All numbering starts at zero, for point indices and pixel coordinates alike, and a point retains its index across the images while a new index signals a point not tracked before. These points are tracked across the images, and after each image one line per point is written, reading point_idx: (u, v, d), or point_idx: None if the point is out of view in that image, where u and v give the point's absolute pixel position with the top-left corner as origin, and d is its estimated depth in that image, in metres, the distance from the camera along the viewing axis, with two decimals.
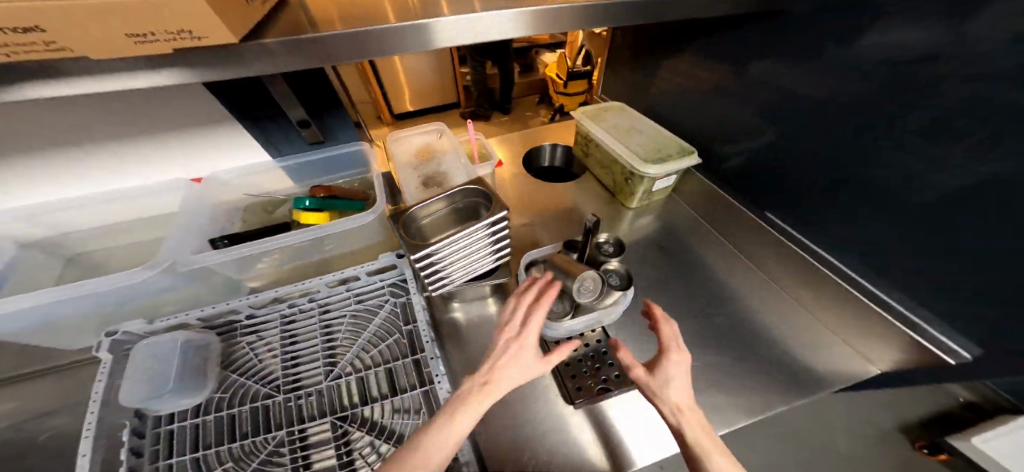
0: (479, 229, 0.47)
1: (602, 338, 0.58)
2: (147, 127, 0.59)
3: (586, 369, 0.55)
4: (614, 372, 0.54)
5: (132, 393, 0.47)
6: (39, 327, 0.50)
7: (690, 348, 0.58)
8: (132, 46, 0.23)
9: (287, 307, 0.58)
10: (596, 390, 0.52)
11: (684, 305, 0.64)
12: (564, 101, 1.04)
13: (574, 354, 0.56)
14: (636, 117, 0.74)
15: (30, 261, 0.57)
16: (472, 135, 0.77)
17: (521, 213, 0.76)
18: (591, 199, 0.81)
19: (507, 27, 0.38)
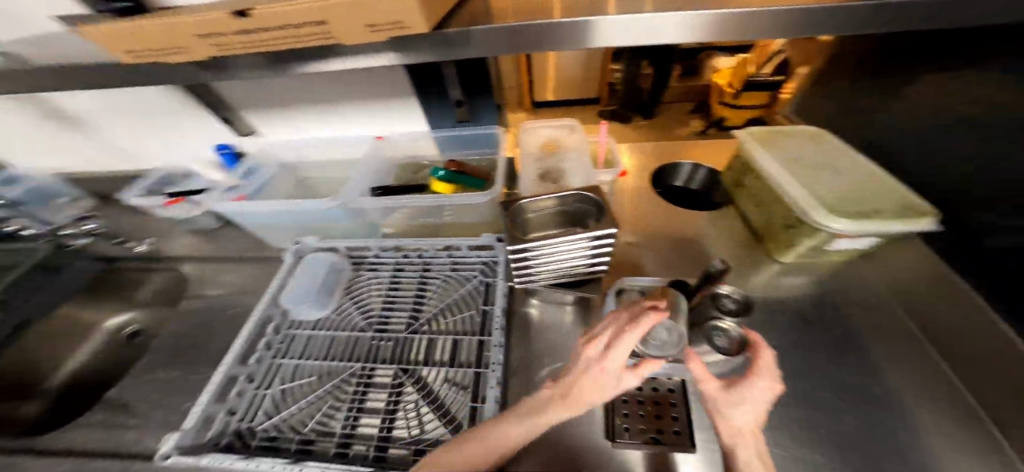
0: (580, 238, 0.43)
1: (676, 389, 0.49)
2: (358, 91, 0.69)
3: (644, 413, 0.47)
4: (676, 427, 0.45)
5: (292, 293, 0.63)
6: (266, 223, 0.71)
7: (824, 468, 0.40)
8: (370, 35, 0.30)
9: (401, 258, 0.68)
10: (648, 436, 0.45)
11: (822, 404, 0.45)
12: (727, 115, 0.88)
13: (635, 390, 0.49)
14: (830, 149, 0.55)
15: (274, 181, 0.75)
16: (602, 137, 0.71)
17: (630, 230, 0.68)
18: (723, 234, 0.66)
19: (682, 31, 0.32)
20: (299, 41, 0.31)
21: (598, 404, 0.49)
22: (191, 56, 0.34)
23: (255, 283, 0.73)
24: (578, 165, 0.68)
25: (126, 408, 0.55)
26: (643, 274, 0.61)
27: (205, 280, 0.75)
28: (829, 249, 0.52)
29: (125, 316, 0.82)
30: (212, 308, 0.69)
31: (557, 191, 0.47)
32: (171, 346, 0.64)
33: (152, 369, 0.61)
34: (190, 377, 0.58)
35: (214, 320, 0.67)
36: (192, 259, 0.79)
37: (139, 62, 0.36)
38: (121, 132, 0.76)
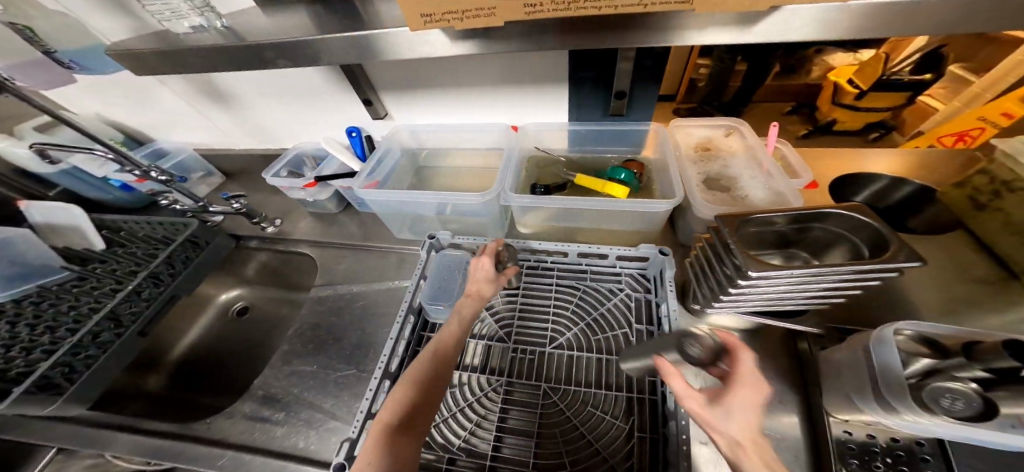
0: (852, 277, 0.34)
1: (923, 442, 0.38)
2: (502, 79, 0.64)
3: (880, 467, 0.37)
4: None
5: (427, 292, 0.59)
6: (394, 210, 0.68)
7: None
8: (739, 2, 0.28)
9: (532, 261, 0.64)
10: None
11: None
12: None
13: (857, 439, 0.39)
14: None
15: (399, 168, 0.73)
16: (776, 142, 0.60)
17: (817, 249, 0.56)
18: (935, 260, 0.53)
19: (833, 23, 0.30)
20: (641, 6, 0.29)
21: (804, 454, 0.40)
22: (493, 21, 0.32)
23: (376, 273, 0.72)
24: (754, 172, 0.58)
25: (275, 399, 0.57)
26: (855, 310, 0.49)
27: (325, 265, 0.75)
28: None
29: (234, 293, 0.90)
30: (341, 298, 0.69)
31: (795, 209, 0.39)
32: (307, 331, 0.66)
33: (290, 359, 0.62)
34: (331, 372, 0.59)
35: (345, 311, 0.67)
36: (309, 242, 0.79)
37: (428, 27, 0.34)
38: (262, 111, 0.78)
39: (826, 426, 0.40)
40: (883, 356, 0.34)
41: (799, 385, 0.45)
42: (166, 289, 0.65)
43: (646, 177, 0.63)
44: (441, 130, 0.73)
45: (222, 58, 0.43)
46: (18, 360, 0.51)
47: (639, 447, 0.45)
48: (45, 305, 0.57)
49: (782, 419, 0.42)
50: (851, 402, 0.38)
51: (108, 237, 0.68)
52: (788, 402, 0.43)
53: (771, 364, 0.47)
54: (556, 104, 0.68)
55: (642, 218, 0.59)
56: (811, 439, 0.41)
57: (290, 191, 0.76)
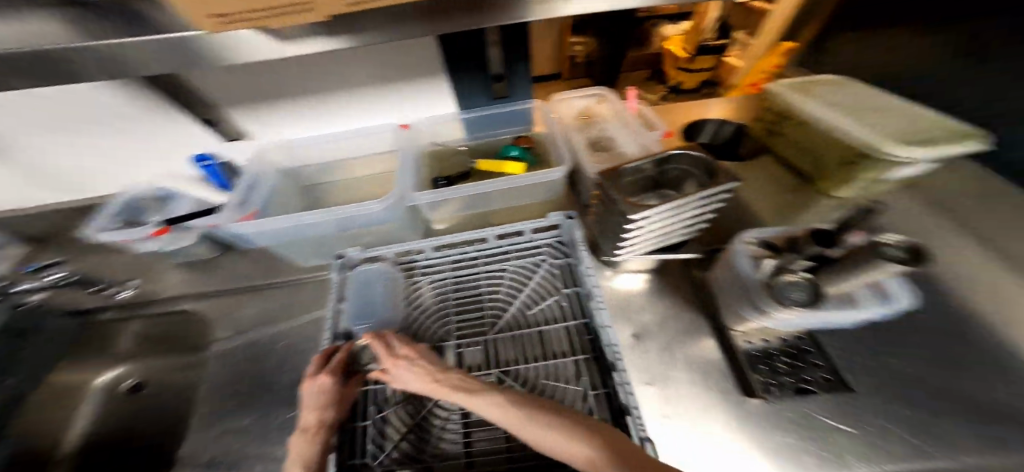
0: (698, 201, 0.42)
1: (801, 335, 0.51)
2: (374, 78, 0.61)
3: (781, 367, 0.48)
4: (821, 375, 0.47)
5: (350, 315, 0.58)
6: (287, 241, 0.61)
7: (883, 354, 0.50)
8: None
9: (456, 256, 0.63)
10: (795, 389, 0.46)
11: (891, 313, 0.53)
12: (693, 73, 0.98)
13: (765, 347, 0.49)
14: (852, 93, 0.63)
15: (279, 192, 0.62)
16: (636, 102, 0.70)
17: None
18: (763, 184, 0.68)
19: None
20: None
21: (726, 366, 0.50)
22: (311, 15, 0.28)
23: (293, 307, 0.64)
24: (626, 130, 0.66)
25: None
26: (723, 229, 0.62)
27: (224, 315, 0.64)
28: (882, 179, 0.58)
29: (115, 371, 0.70)
30: (256, 345, 0.60)
31: (654, 154, 0.46)
32: (224, 388, 0.56)
33: (215, 422, 0.53)
34: (267, 422, 0.52)
35: (265, 357, 0.59)
36: (196, 295, 0.66)
37: (226, 26, 0.28)
38: (67, 149, 0.61)
39: (735, 340, 0.50)
40: (741, 269, 0.44)
41: (704, 311, 0.55)
42: None
43: (541, 151, 0.66)
44: (322, 140, 0.65)
45: None
46: None
47: (596, 403, 0.48)
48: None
49: (702, 343, 0.52)
50: (737, 311, 0.47)
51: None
52: (701, 324, 0.54)
53: (678, 292, 0.58)
54: (439, 96, 0.67)
55: (544, 189, 0.63)
56: (727, 353, 0.50)
57: (136, 245, 0.61)
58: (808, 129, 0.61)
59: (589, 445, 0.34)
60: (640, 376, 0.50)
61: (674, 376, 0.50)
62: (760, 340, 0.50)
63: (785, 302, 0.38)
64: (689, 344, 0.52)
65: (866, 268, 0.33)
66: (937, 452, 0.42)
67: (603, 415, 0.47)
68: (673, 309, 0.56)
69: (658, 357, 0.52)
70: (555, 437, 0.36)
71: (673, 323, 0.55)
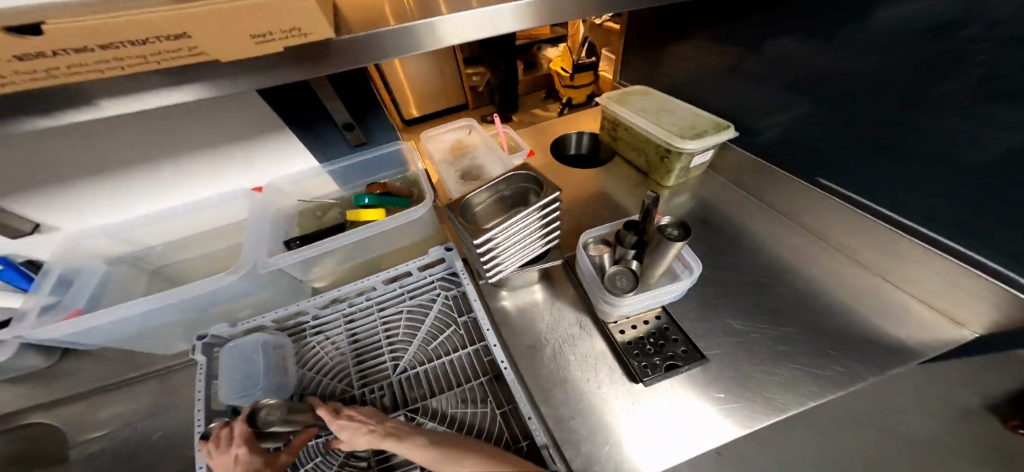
0: (531, 212, 0.47)
1: (660, 315, 0.59)
2: (205, 140, 0.57)
3: (649, 347, 0.55)
4: (681, 348, 0.54)
5: (230, 389, 0.53)
6: (132, 335, 0.54)
7: (720, 311, 0.59)
8: (254, 47, 0.25)
9: (347, 307, 0.62)
10: (664, 367, 0.52)
11: (724, 277, 0.64)
12: None
13: (635, 333, 0.56)
14: (659, 99, 0.76)
15: (116, 281, 0.56)
16: (500, 128, 0.77)
17: (572, 207, 0.74)
18: (622, 186, 0.78)
19: (504, 21, 0.36)
20: (131, 67, 0.22)
21: (609, 358, 0.54)
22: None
23: (165, 401, 0.59)
24: (493, 158, 0.71)
25: None
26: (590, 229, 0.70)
27: (79, 423, 0.57)
28: (693, 167, 0.72)
29: None
30: (122, 448, 0.55)
31: (490, 182, 0.51)
32: None
33: None
34: None
35: (133, 459, 0.54)
36: (40, 414, 0.58)
37: None
38: None
39: (613, 332, 0.56)
40: (584, 267, 0.50)
41: (586, 309, 0.60)
42: None
43: (417, 189, 0.68)
44: (166, 216, 0.61)
45: None
46: None
47: (507, 421, 0.51)
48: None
49: (587, 343, 0.56)
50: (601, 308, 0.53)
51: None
52: (586, 323, 0.59)
53: (563, 296, 0.62)
54: (293, 148, 0.65)
55: (417, 227, 0.64)
56: (608, 346, 0.56)
57: None
58: (635, 134, 0.73)
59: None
60: (539, 383, 0.52)
61: (569, 379, 0.53)
62: (632, 328, 0.57)
63: (620, 291, 0.46)
64: (575, 345, 0.56)
65: (659, 245, 0.43)
66: (763, 388, 0.50)
67: (516, 432, 0.50)
68: (561, 311, 0.61)
69: (553, 360, 0.55)
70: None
71: (562, 327, 0.58)
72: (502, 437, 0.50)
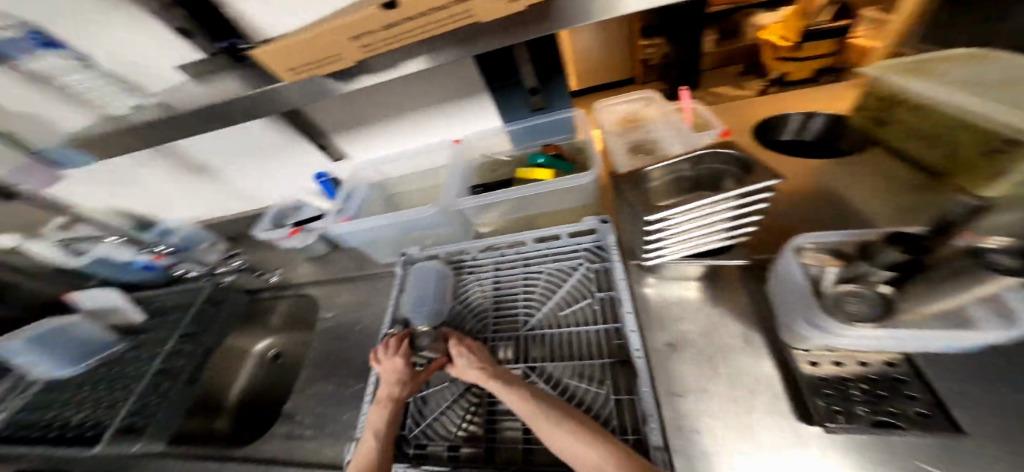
0: (725, 200, 0.37)
1: (894, 364, 0.41)
2: (427, 100, 0.70)
3: (857, 395, 0.39)
4: (917, 410, 0.37)
5: (408, 305, 0.65)
6: (366, 240, 0.76)
7: None
8: (501, 8, 0.39)
9: (499, 255, 0.69)
10: (870, 421, 0.37)
11: None
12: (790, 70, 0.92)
13: (836, 370, 0.41)
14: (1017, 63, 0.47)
15: (370, 203, 0.78)
16: (688, 102, 0.65)
17: (777, 206, 0.58)
18: (866, 187, 0.57)
19: None
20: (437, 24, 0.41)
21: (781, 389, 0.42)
22: (344, 62, 0.45)
23: (373, 298, 0.81)
24: (672, 133, 0.62)
25: (304, 420, 0.65)
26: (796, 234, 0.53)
27: (328, 298, 0.85)
28: None
29: (265, 344, 0.98)
30: (343, 327, 0.78)
31: (682, 154, 0.44)
32: (322, 359, 0.74)
33: (313, 383, 0.71)
34: (347, 387, 0.68)
35: (346, 337, 0.76)
36: (314, 284, 0.89)
37: (299, 75, 0.46)
38: (241, 177, 0.86)
39: (796, 362, 0.43)
40: (791, 272, 0.39)
41: (763, 327, 0.48)
42: (199, 344, 0.75)
43: (583, 159, 0.68)
44: (393, 159, 0.79)
45: (194, 120, 0.54)
46: (104, 418, 0.64)
47: (619, 410, 0.47)
48: (120, 382, 0.70)
49: (752, 364, 0.45)
50: (791, 331, 0.41)
51: (144, 310, 0.84)
52: (754, 340, 0.47)
53: (730, 306, 0.51)
54: (484, 110, 0.73)
55: (581, 193, 0.64)
56: (783, 375, 0.43)
57: (281, 242, 0.83)
58: (925, 111, 0.49)
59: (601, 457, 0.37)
60: (669, 387, 0.46)
61: (710, 390, 0.45)
62: (833, 363, 0.42)
63: (844, 317, 0.34)
64: (733, 361, 0.46)
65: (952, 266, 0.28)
66: None
67: (624, 423, 0.46)
68: (722, 320, 0.50)
69: (706, 369, 0.46)
70: (571, 443, 0.40)
71: (719, 334, 0.49)
72: (610, 423, 0.46)
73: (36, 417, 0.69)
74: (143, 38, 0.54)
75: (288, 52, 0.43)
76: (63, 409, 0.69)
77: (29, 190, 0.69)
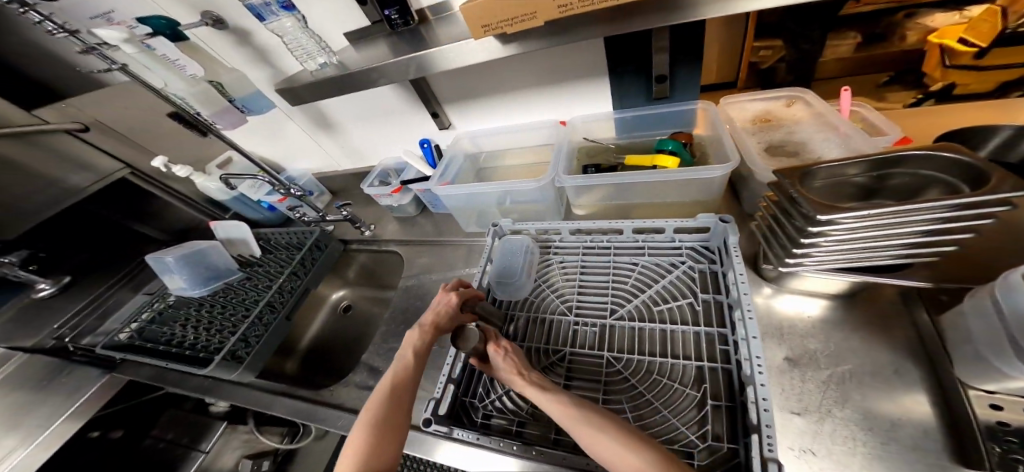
0: (935, 208, 0.30)
1: None
2: (544, 77, 0.70)
3: None
4: None
5: (495, 274, 0.67)
6: (462, 207, 0.79)
7: None
8: None
9: (589, 241, 0.67)
10: None
11: None
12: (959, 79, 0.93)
13: None
14: None
15: (463, 170, 0.82)
16: (850, 102, 0.56)
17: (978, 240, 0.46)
18: None
19: None
20: None
21: (937, 441, 0.34)
22: (534, 21, 0.45)
23: (450, 266, 0.85)
24: (827, 134, 0.55)
25: (378, 373, 0.71)
26: (1000, 271, 0.42)
27: (410, 259, 0.91)
28: None
29: (341, 293, 1.10)
30: (423, 287, 0.84)
31: (869, 154, 0.38)
32: (398, 317, 0.80)
33: (388, 339, 0.77)
34: None
35: (425, 297, 0.81)
36: (397, 243, 0.96)
37: (486, 34, 0.47)
38: (358, 135, 0.96)
39: (966, 402, 0.33)
40: (1015, 301, 0.29)
41: (924, 360, 0.39)
42: (300, 284, 0.85)
43: (706, 153, 0.63)
44: (495, 132, 0.81)
45: (348, 83, 0.60)
46: (225, 339, 0.76)
47: (713, 415, 0.43)
48: (228, 313, 0.83)
49: (904, 398, 0.37)
50: (984, 362, 0.32)
51: (260, 245, 0.97)
52: (907, 371, 0.38)
53: (880, 334, 0.42)
54: (598, 93, 0.71)
55: (700, 187, 0.60)
56: (946, 417, 0.35)
57: (381, 199, 0.93)
58: None
59: (637, 448, 0.34)
60: (784, 401, 0.40)
61: (829, 416, 0.38)
62: None
63: None
64: (878, 394, 0.38)
65: None
66: None
67: (718, 430, 0.42)
68: (857, 348, 0.42)
69: (831, 398, 0.39)
70: (607, 435, 0.36)
71: (856, 361, 0.41)
72: (701, 428, 0.43)
73: (165, 332, 0.82)
74: (322, 8, 0.62)
75: (483, 12, 0.44)
76: (180, 329, 0.83)
77: (219, 128, 0.80)
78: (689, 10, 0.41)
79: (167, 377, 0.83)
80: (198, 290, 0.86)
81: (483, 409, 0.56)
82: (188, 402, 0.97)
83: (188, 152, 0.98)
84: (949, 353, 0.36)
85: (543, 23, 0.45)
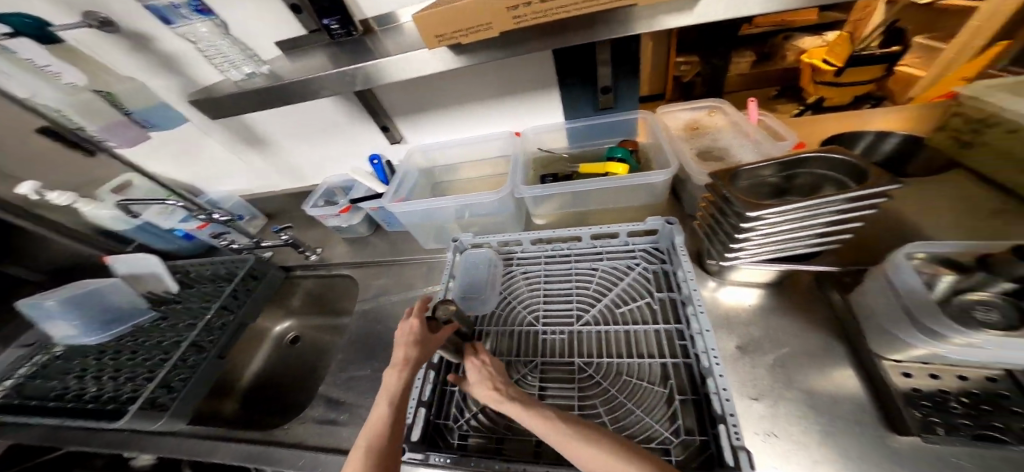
0: (834, 203, 0.36)
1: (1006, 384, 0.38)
2: (495, 89, 0.71)
3: (959, 409, 0.37)
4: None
5: (458, 289, 0.65)
6: (419, 222, 0.76)
7: None
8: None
9: (550, 249, 0.68)
10: (971, 434, 0.35)
11: None
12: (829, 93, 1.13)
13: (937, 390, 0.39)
14: None
15: (417, 185, 0.79)
16: (760, 113, 0.65)
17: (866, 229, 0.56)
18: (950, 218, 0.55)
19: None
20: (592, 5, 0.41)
21: (865, 408, 0.40)
22: (489, 32, 0.45)
23: (411, 283, 0.81)
24: (742, 141, 0.62)
25: (338, 403, 0.64)
26: (883, 249, 0.52)
27: (366, 281, 0.85)
28: None
29: (286, 324, 0.99)
30: (383, 309, 0.78)
31: (778, 157, 0.44)
32: (362, 340, 0.74)
33: (348, 367, 0.70)
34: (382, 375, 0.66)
35: (385, 319, 0.76)
36: (349, 266, 0.89)
37: (440, 44, 0.47)
38: (297, 151, 0.88)
39: (883, 372, 0.41)
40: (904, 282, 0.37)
41: (840, 333, 0.46)
42: (236, 316, 0.75)
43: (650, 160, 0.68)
44: (449, 146, 0.80)
45: (287, 93, 0.55)
46: (141, 385, 0.63)
47: (683, 410, 0.46)
48: (140, 357, 0.69)
49: (835, 374, 0.43)
50: (891, 336, 0.39)
51: (178, 279, 0.83)
52: (834, 349, 0.45)
53: (804, 313, 0.49)
54: (548, 104, 0.74)
55: (645, 192, 0.65)
56: (866, 383, 0.42)
57: (327, 219, 0.86)
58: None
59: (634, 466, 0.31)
60: (742, 388, 0.44)
61: (784, 398, 0.43)
62: (928, 377, 0.40)
63: (975, 324, 0.34)
64: (817, 373, 0.44)
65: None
66: None
67: (689, 424, 0.45)
68: (784, 327, 0.49)
69: (773, 377, 0.45)
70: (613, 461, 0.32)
71: (788, 342, 0.47)
72: (675, 423, 0.45)
73: (51, 386, 0.67)
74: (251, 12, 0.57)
75: (435, 23, 0.43)
76: (76, 381, 0.67)
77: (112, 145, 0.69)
78: (630, 28, 0.45)
79: (62, 437, 0.67)
80: (96, 337, 0.73)
81: (459, 430, 0.54)
82: (99, 459, 0.81)
83: (81, 170, 0.82)
84: (859, 324, 0.44)
85: (498, 34, 0.46)
